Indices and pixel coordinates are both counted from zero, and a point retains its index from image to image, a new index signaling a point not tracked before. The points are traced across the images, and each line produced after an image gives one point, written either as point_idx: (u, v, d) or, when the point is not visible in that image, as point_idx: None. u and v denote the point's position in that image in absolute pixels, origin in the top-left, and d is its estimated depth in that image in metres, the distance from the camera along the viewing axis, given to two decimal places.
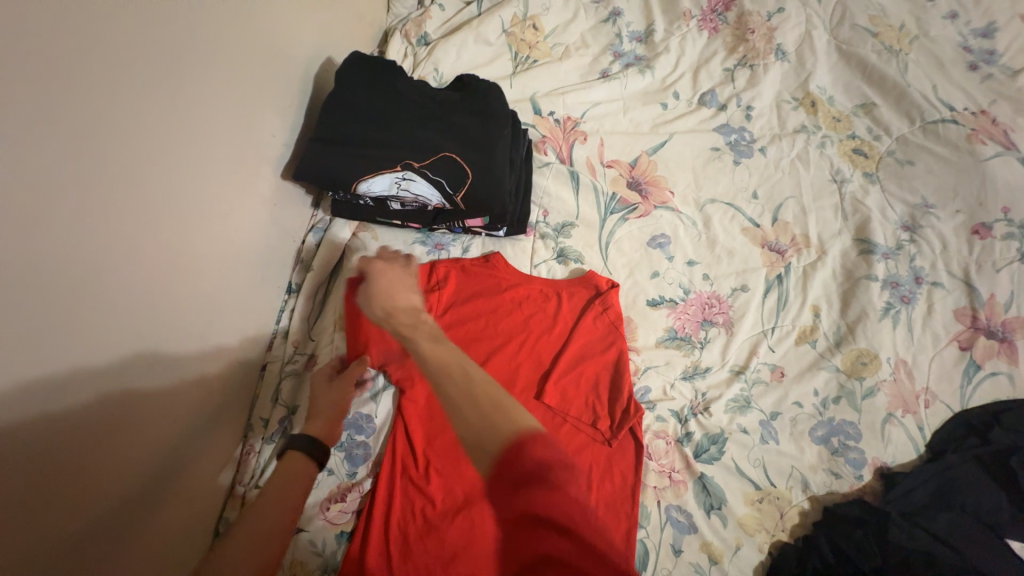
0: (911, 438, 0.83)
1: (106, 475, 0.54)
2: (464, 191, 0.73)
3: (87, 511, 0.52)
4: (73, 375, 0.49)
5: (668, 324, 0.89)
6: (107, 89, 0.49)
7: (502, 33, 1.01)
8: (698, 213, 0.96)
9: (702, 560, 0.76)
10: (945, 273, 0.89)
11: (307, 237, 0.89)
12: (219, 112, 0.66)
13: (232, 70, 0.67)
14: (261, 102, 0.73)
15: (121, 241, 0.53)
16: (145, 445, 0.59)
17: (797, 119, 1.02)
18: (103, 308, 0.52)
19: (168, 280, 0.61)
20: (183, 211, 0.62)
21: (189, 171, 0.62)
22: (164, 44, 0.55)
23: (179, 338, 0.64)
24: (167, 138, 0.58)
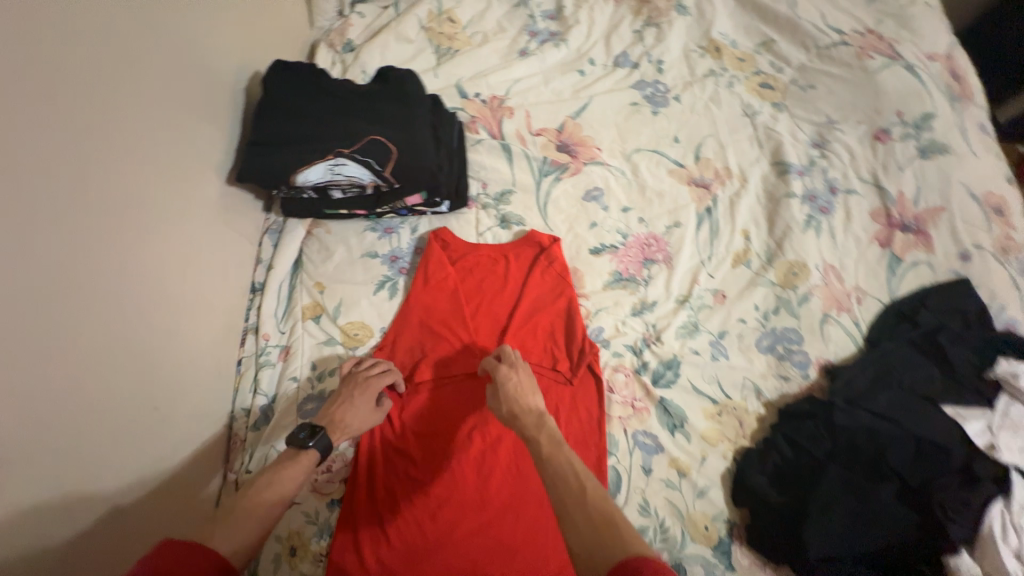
0: (848, 333, 0.89)
1: (93, 471, 0.58)
2: (391, 165, 0.78)
3: (89, 511, 0.57)
4: (52, 364, 0.54)
5: (612, 268, 0.95)
6: (47, 102, 0.54)
7: (420, 30, 1.09)
8: (626, 163, 1.03)
9: (671, 475, 0.82)
10: (856, 180, 0.96)
11: (264, 239, 0.95)
12: (157, 123, 0.71)
13: (165, 86, 0.73)
14: (196, 115, 0.79)
15: (76, 244, 0.58)
16: (116, 443, 0.62)
17: (705, 65, 1.10)
18: (72, 303, 0.57)
19: (130, 279, 0.66)
20: (134, 216, 0.67)
21: (136, 181, 0.67)
22: (95, 63, 0.61)
23: (150, 335, 0.69)
24: (111, 154, 0.63)
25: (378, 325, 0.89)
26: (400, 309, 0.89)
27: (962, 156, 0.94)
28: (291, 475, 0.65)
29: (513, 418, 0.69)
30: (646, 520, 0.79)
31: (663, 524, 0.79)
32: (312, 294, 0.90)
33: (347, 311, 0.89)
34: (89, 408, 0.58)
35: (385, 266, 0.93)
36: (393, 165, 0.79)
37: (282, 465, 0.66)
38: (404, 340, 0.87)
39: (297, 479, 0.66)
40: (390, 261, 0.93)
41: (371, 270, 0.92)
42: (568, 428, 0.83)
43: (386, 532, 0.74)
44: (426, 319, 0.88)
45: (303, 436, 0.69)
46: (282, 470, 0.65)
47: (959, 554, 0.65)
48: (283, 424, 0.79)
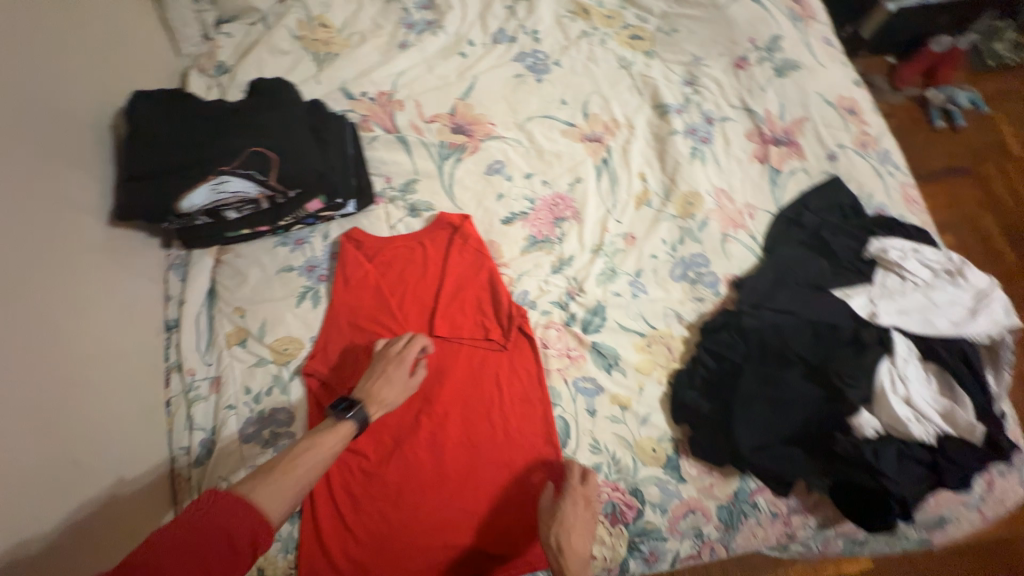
0: (747, 247, 0.96)
1: (14, 533, 0.56)
2: (274, 173, 0.79)
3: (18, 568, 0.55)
4: None
5: (526, 233, 0.98)
6: None
7: (294, 40, 1.08)
8: (521, 132, 1.06)
9: (615, 410, 0.86)
10: (728, 108, 1.04)
11: (168, 276, 0.91)
12: (22, 170, 0.68)
13: (25, 130, 0.69)
14: (61, 155, 0.75)
15: None
16: (35, 505, 0.59)
17: (577, 28, 1.15)
18: None
19: (24, 335, 0.63)
20: (14, 272, 0.64)
21: (8, 234, 0.64)
22: None
23: (60, 389, 0.66)
24: None
25: (307, 335, 0.88)
26: (326, 314, 0.89)
27: (812, 68, 1.04)
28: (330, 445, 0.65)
29: (562, 551, 0.71)
30: (599, 457, 0.83)
31: (615, 457, 0.83)
32: (233, 320, 0.88)
33: (272, 329, 0.88)
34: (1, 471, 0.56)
35: (303, 277, 0.92)
36: (277, 172, 0.80)
37: (321, 434, 0.66)
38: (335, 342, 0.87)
39: (334, 446, 0.66)
40: (307, 271, 0.92)
41: (289, 284, 0.91)
42: (508, 390, 0.86)
43: (350, 528, 0.76)
44: (354, 318, 0.89)
45: (343, 408, 0.71)
46: (322, 437, 0.66)
47: (860, 413, 0.72)
48: (227, 452, 0.79)
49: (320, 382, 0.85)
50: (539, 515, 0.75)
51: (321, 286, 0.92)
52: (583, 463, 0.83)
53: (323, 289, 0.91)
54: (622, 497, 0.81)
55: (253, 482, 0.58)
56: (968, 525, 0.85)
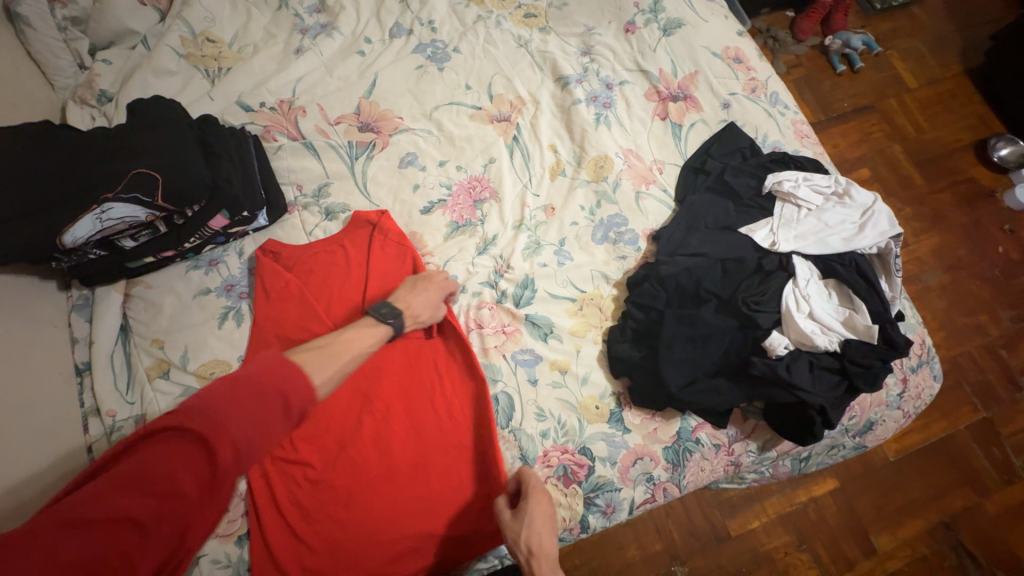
0: (660, 201, 1.00)
1: None
2: (160, 193, 0.77)
3: None
4: None
5: (447, 220, 0.99)
6: None
7: (180, 59, 1.04)
8: (430, 122, 1.07)
9: (556, 376, 0.88)
10: (625, 72, 1.08)
11: (73, 318, 0.87)
12: None
13: None
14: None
15: None
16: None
17: (472, 13, 1.16)
18: None
19: None
20: None
21: None
22: None
23: None
24: None
25: (234, 355, 0.86)
26: (253, 329, 0.87)
27: (696, 24, 1.10)
28: (362, 341, 0.77)
29: (530, 557, 0.69)
30: (545, 424, 0.85)
31: (561, 421, 0.85)
32: (152, 353, 0.85)
33: (196, 356, 0.85)
34: None
35: (221, 297, 0.89)
36: (164, 191, 0.78)
37: (360, 330, 0.78)
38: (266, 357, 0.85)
39: (368, 344, 0.77)
40: (225, 291, 0.90)
41: (207, 307, 0.88)
42: (445, 377, 0.86)
43: (303, 539, 0.75)
44: (281, 329, 0.87)
45: (386, 312, 0.82)
46: (361, 332, 0.78)
47: (771, 335, 0.78)
48: None
49: None
50: (500, 527, 0.73)
51: (245, 302, 0.90)
52: (530, 433, 0.84)
53: (247, 305, 0.89)
54: (572, 458, 0.83)
55: (315, 354, 0.70)
56: (893, 424, 0.92)
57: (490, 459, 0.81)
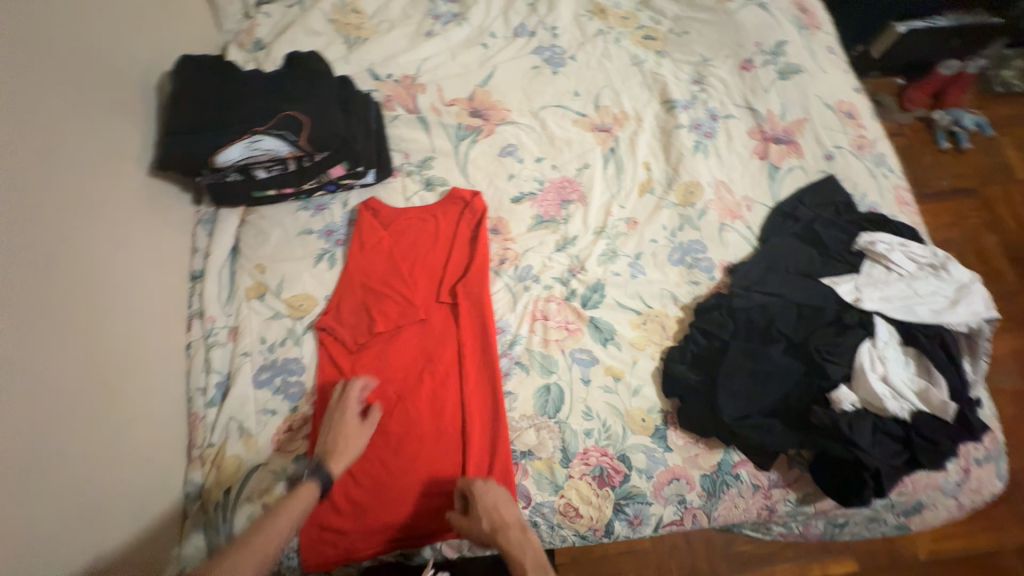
0: (743, 237, 1.01)
1: (72, 434, 0.66)
2: (305, 134, 0.87)
3: (77, 468, 0.66)
4: (33, 342, 0.63)
5: (534, 212, 1.04)
6: (16, 121, 0.65)
7: (328, 23, 1.16)
8: (535, 119, 1.12)
9: (608, 381, 0.90)
10: (733, 106, 1.10)
11: (197, 229, 0.98)
12: (87, 121, 0.78)
13: (87, 88, 0.78)
14: (105, 105, 0.82)
15: (43, 238, 0.67)
16: (61, 421, 0.64)
17: (594, 25, 1.22)
18: (49, 295, 0.67)
19: (87, 267, 0.74)
20: (85, 215, 0.75)
21: (88, 184, 0.76)
22: (35, 78, 0.69)
23: (109, 320, 0.76)
24: (65, 161, 0.73)
25: (322, 293, 0.94)
26: (344, 275, 0.95)
27: (813, 73, 1.11)
28: (295, 505, 0.69)
29: (498, 533, 0.73)
30: (590, 423, 0.87)
31: (606, 424, 0.87)
32: (253, 276, 0.94)
33: (290, 286, 0.94)
34: (76, 381, 0.68)
35: (321, 240, 0.98)
36: (307, 134, 0.87)
37: (283, 504, 0.69)
38: (350, 303, 0.93)
39: (301, 511, 0.69)
40: (326, 235, 0.98)
41: (308, 246, 0.97)
42: (469, 359, 0.90)
43: (351, 472, 0.81)
44: (365, 281, 0.94)
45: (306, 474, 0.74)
46: (291, 504, 0.69)
47: (839, 388, 0.77)
48: (242, 397, 0.85)
49: (316, 329, 0.90)
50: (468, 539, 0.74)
51: (342, 249, 0.98)
52: (575, 428, 0.87)
53: (343, 252, 0.97)
54: (610, 462, 0.85)
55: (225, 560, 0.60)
56: (944, 512, 0.88)
57: (498, 448, 0.84)
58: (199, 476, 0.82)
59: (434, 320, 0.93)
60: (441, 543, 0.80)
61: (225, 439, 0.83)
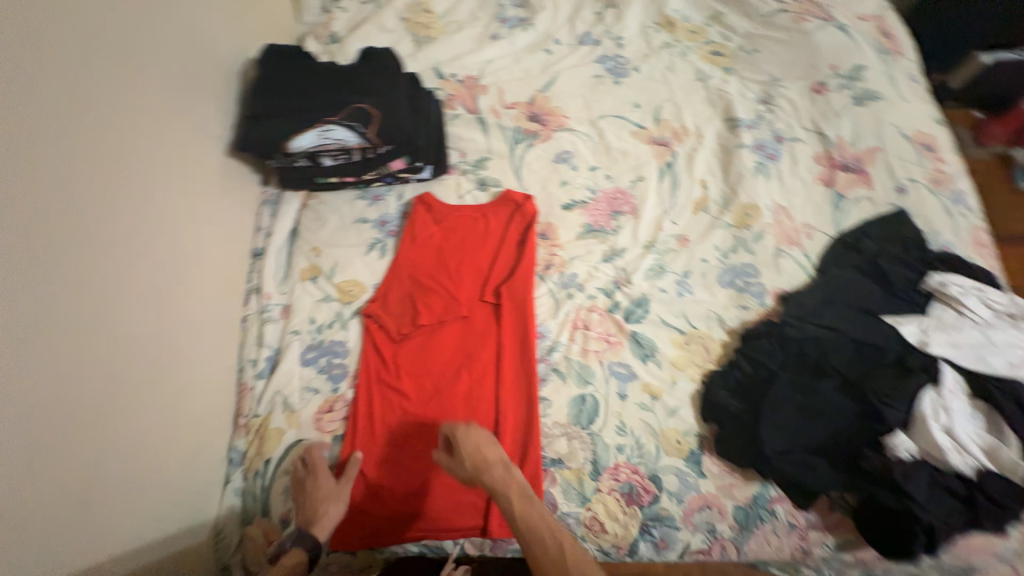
0: (799, 265, 0.97)
1: (134, 389, 0.71)
2: (374, 128, 0.91)
3: (137, 420, 0.71)
4: (107, 302, 0.68)
5: (583, 221, 1.04)
6: (113, 99, 0.72)
7: (399, 21, 1.20)
8: (592, 128, 1.12)
9: (645, 398, 0.89)
10: (800, 129, 1.07)
11: (262, 209, 1.04)
12: (174, 102, 0.84)
13: (177, 72, 0.85)
14: (192, 89, 0.88)
15: (127, 206, 0.73)
16: (123, 377, 0.70)
17: (660, 38, 1.21)
18: (125, 260, 0.72)
19: (162, 236, 0.80)
20: (165, 188, 0.81)
21: (171, 160, 0.83)
22: (132, 61, 0.76)
23: (178, 287, 0.82)
24: (152, 137, 0.79)
25: (371, 281, 0.97)
26: (393, 266, 0.97)
27: (892, 101, 1.06)
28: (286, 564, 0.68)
29: (480, 473, 0.72)
30: (623, 439, 0.86)
31: (639, 442, 0.86)
32: (309, 258, 0.98)
33: (341, 271, 0.97)
34: (142, 341, 0.74)
35: (375, 230, 1.01)
36: (376, 128, 0.91)
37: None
38: (397, 294, 0.95)
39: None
40: (379, 225, 1.01)
41: (362, 234, 1.00)
42: (507, 359, 0.90)
43: (383, 459, 0.83)
44: (413, 273, 0.97)
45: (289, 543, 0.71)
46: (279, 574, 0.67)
47: (896, 434, 0.73)
48: (287, 373, 0.88)
49: (362, 316, 0.93)
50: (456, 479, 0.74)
51: (394, 240, 1.00)
52: (607, 442, 0.85)
53: (394, 243, 1.00)
54: (640, 480, 0.83)
55: None
56: None
57: (529, 451, 0.84)
58: (242, 444, 0.86)
59: (476, 319, 0.95)
60: (464, 539, 0.79)
61: (270, 412, 0.86)
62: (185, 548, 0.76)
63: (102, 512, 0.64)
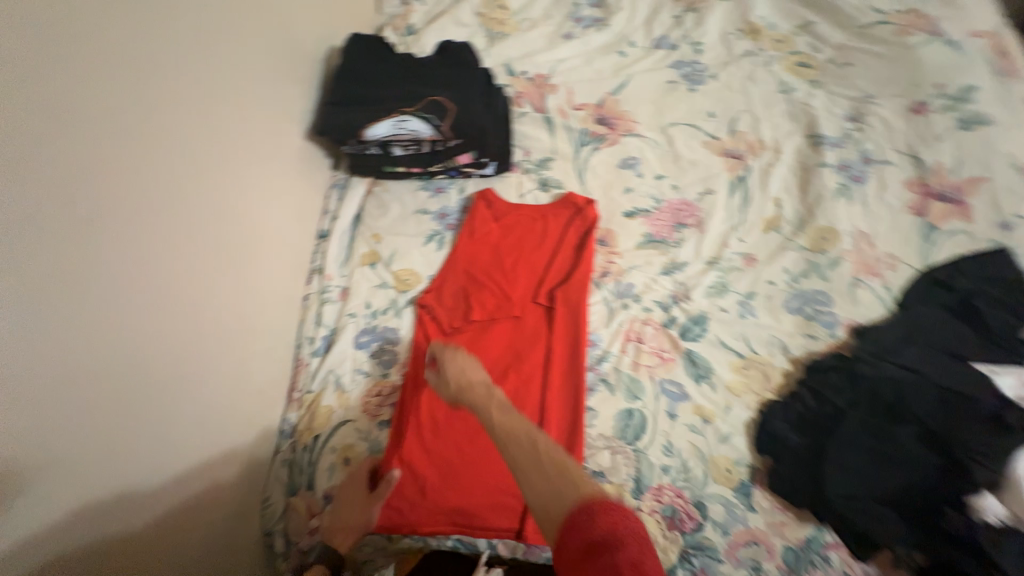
0: (878, 297, 0.90)
1: (201, 354, 0.76)
2: (448, 121, 0.92)
3: (202, 385, 0.76)
4: (185, 271, 0.73)
5: (644, 230, 1.00)
6: (205, 82, 0.76)
7: (475, 16, 1.20)
8: (662, 135, 1.09)
9: (695, 421, 0.85)
10: (892, 151, 0.99)
11: (331, 193, 1.07)
12: (259, 86, 0.88)
13: (265, 58, 0.89)
14: (277, 74, 0.92)
15: (210, 182, 0.78)
16: (193, 342, 0.75)
17: (742, 46, 1.15)
18: (205, 231, 0.77)
19: (239, 212, 0.84)
20: (246, 167, 0.86)
21: (253, 141, 0.87)
22: (226, 47, 0.80)
23: (249, 261, 0.86)
24: (238, 118, 0.84)
25: (427, 272, 0.98)
26: (450, 259, 0.98)
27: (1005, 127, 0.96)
28: None
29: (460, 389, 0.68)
30: (669, 460, 0.83)
31: (685, 465, 0.82)
32: (369, 244, 1.01)
33: (399, 259, 0.99)
34: (212, 309, 0.78)
35: (434, 222, 1.02)
36: (450, 121, 0.93)
37: None
38: (452, 288, 0.96)
39: None
40: (439, 217, 1.02)
41: (422, 225, 1.02)
42: (556, 364, 0.89)
43: (424, 449, 0.84)
44: (469, 268, 0.97)
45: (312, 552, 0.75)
46: None
47: (984, 496, 0.66)
48: (341, 354, 0.91)
49: (416, 306, 0.94)
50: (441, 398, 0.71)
51: (452, 234, 1.01)
52: (652, 460, 0.83)
53: (453, 237, 1.00)
54: (684, 505, 0.79)
55: None
56: None
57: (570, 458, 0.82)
58: (294, 416, 0.89)
59: (528, 319, 0.94)
60: (498, 540, 0.78)
61: (322, 389, 0.89)
62: (236, 509, 0.80)
63: (165, 462, 0.69)
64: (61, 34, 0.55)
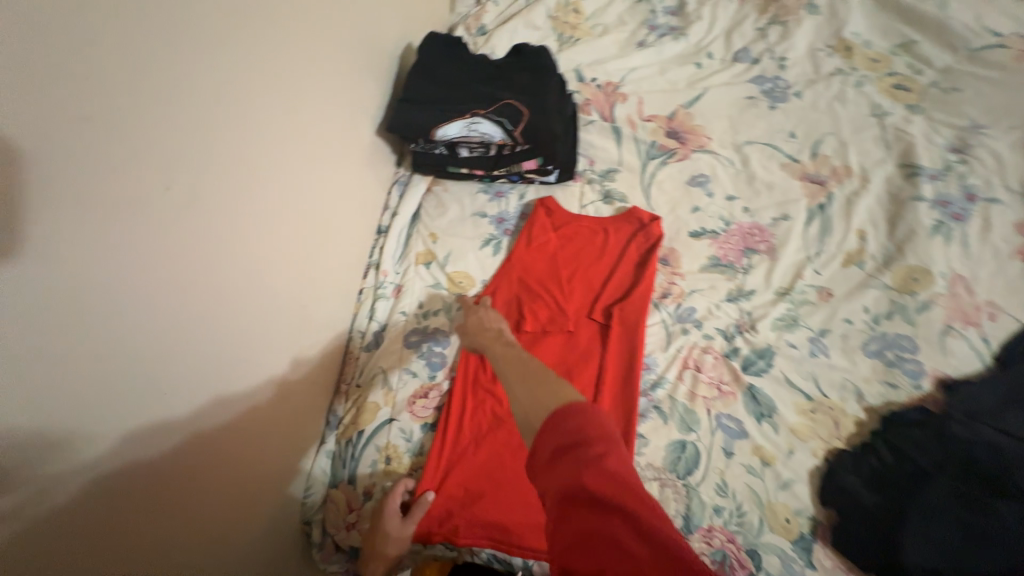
0: (974, 349, 0.81)
1: (263, 340, 0.77)
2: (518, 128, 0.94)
3: (263, 370, 0.77)
4: (257, 257, 0.74)
5: (710, 253, 0.95)
6: (291, 75, 0.77)
7: (547, 19, 1.18)
8: (736, 154, 1.03)
9: (754, 462, 0.80)
10: (1001, 188, 0.90)
11: (392, 189, 1.08)
12: (337, 80, 0.89)
13: (344, 53, 0.90)
14: (354, 70, 0.93)
15: (287, 171, 0.79)
16: (257, 328, 0.75)
17: (832, 63, 1.08)
18: (277, 219, 0.78)
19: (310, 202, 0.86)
20: (319, 158, 0.87)
21: (328, 133, 0.88)
22: (312, 41, 0.81)
23: (312, 251, 0.87)
24: (316, 109, 0.85)
25: (481, 277, 0.96)
26: (505, 266, 0.96)
27: None
28: None
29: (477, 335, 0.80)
30: (723, 500, 0.77)
31: (740, 508, 0.77)
32: (426, 243, 1.00)
33: (454, 261, 0.98)
34: (276, 296, 0.79)
35: (491, 226, 1.00)
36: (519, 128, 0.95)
37: None
38: (506, 296, 0.94)
39: None
40: (496, 222, 1.01)
41: (479, 228, 1.00)
42: (608, 383, 0.86)
43: (466, 458, 0.82)
44: (524, 276, 0.95)
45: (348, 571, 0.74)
46: None
47: None
48: (390, 350, 0.91)
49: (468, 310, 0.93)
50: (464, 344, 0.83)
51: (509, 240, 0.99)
52: (704, 499, 0.78)
53: (509, 244, 0.98)
54: (736, 552, 0.74)
55: None
56: None
57: None
58: (340, 408, 0.91)
59: (581, 334, 0.91)
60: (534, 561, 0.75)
61: (369, 385, 0.89)
62: (280, 494, 0.81)
63: (234, 441, 0.71)
64: (181, 22, 0.56)
